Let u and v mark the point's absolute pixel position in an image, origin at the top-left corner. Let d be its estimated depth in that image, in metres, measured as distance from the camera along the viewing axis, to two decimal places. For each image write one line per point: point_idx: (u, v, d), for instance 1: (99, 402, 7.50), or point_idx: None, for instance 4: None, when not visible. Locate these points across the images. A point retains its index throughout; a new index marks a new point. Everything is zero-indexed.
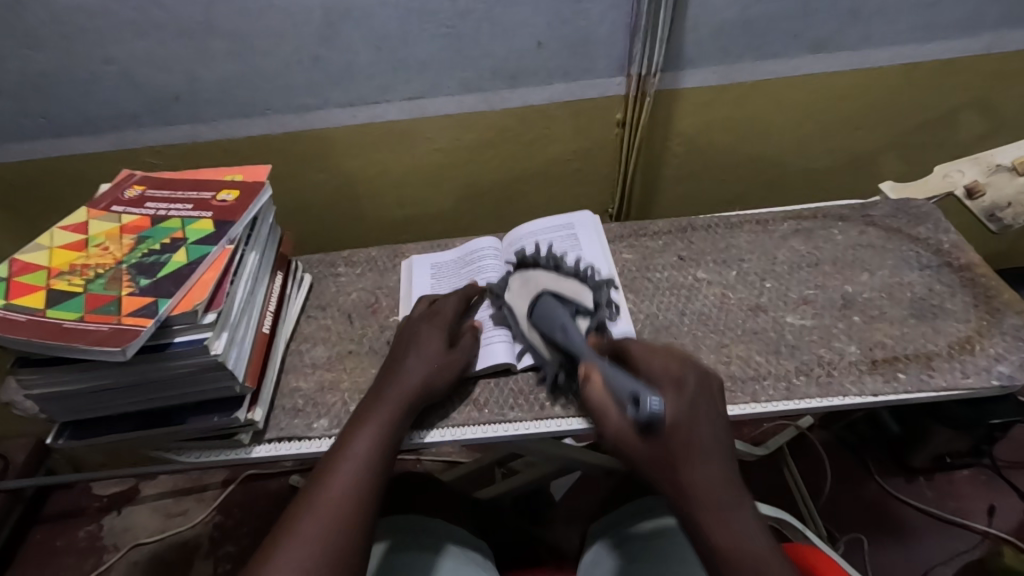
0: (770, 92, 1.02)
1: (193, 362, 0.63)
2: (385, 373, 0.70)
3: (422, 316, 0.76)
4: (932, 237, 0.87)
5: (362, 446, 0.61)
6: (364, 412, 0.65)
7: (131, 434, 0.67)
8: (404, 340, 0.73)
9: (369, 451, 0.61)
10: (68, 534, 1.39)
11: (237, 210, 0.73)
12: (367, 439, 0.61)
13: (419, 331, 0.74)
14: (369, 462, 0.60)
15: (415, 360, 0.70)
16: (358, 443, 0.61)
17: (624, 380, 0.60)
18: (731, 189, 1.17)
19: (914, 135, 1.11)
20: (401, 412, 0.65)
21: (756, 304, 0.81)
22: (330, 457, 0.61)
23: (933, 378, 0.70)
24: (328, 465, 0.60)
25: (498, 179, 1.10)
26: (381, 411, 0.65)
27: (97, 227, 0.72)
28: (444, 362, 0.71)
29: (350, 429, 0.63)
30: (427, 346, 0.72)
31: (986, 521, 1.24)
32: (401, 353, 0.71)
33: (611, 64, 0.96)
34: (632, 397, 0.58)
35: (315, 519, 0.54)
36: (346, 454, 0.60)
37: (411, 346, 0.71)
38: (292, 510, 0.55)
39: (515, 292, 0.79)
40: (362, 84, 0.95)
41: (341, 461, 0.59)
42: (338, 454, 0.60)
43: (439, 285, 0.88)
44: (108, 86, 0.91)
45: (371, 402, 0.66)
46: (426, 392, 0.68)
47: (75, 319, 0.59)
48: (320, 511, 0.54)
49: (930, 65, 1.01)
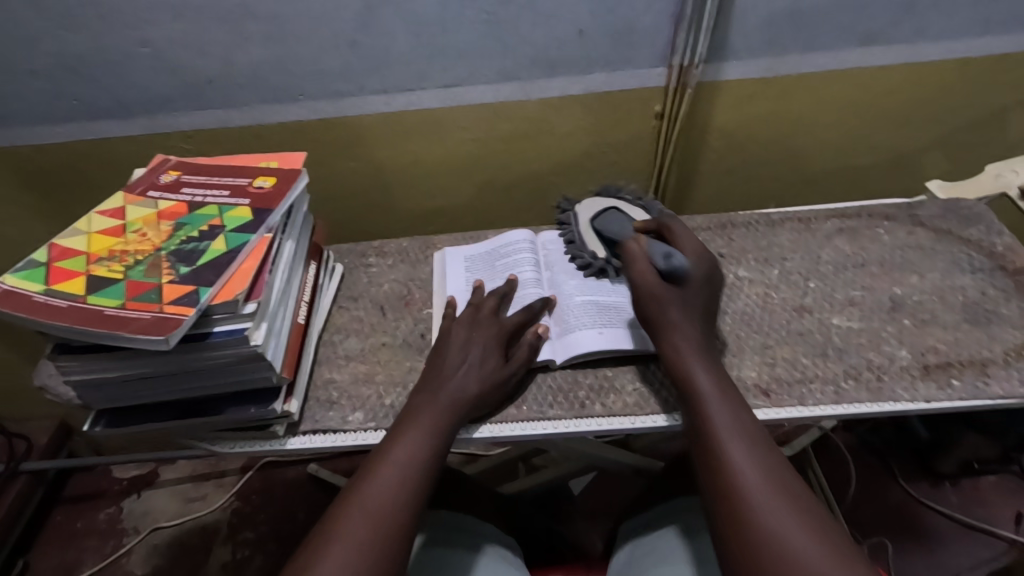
0: (816, 86, 0.99)
1: (232, 352, 0.62)
2: (434, 374, 0.69)
3: (475, 319, 0.74)
4: (984, 239, 0.84)
5: (406, 454, 0.61)
6: (411, 414, 0.65)
7: (167, 423, 0.66)
8: (450, 343, 0.71)
9: (417, 457, 0.61)
10: (89, 516, 1.39)
11: (275, 197, 0.71)
12: (413, 449, 0.61)
13: (469, 336, 0.72)
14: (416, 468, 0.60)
15: (466, 367, 0.69)
16: (406, 447, 0.61)
17: (659, 244, 0.68)
18: (768, 185, 1.14)
19: (962, 133, 1.08)
20: (449, 420, 0.65)
21: (801, 304, 0.79)
22: (373, 462, 0.61)
23: (989, 385, 0.68)
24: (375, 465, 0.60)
25: (531, 171, 1.08)
26: (429, 416, 0.64)
27: (134, 213, 0.71)
28: (495, 372, 0.69)
29: (397, 430, 0.64)
30: (479, 352, 0.70)
31: (1014, 529, 1.20)
32: (452, 357, 0.70)
33: (654, 53, 0.93)
34: (665, 252, 0.67)
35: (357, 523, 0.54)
36: (393, 456, 0.60)
37: (461, 351, 0.70)
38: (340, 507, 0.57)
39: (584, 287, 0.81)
40: (398, 71, 0.93)
41: (388, 464, 0.60)
42: (387, 453, 0.61)
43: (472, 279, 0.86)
44: (142, 68, 0.90)
45: (419, 405, 0.66)
46: (476, 401, 0.67)
47: (115, 307, 0.58)
48: (363, 513, 0.55)
49: (985, 60, 0.98)
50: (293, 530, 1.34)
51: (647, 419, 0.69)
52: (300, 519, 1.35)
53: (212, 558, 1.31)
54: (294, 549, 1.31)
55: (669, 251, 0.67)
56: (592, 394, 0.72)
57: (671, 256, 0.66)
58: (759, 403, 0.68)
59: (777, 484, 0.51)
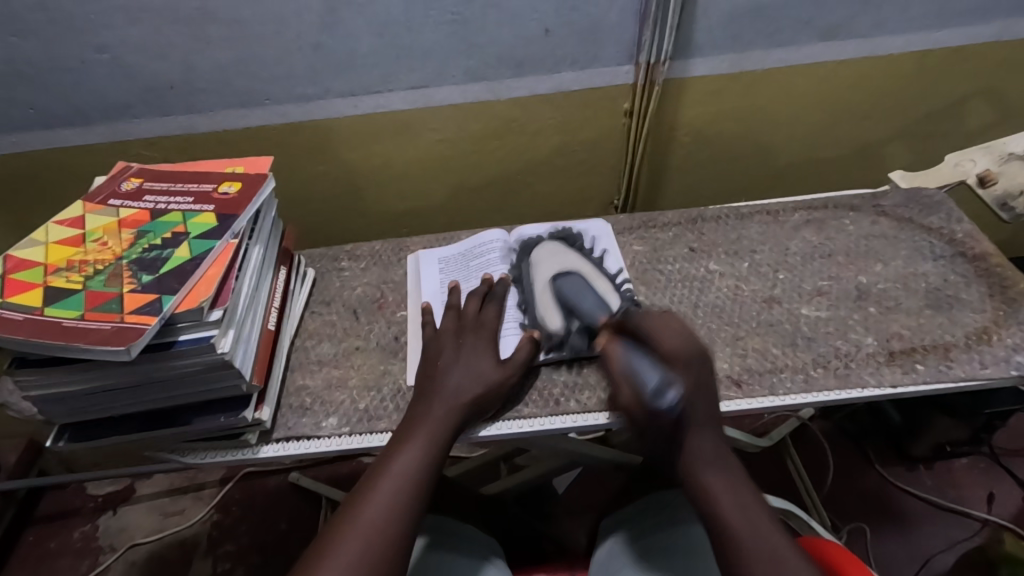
0: (780, 80, 1.01)
1: (198, 361, 0.60)
2: (429, 381, 0.69)
3: (464, 324, 0.75)
4: (945, 226, 0.86)
5: (404, 465, 0.61)
6: (410, 425, 0.65)
7: (134, 435, 0.65)
8: (444, 350, 0.71)
9: (414, 468, 0.60)
10: (62, 535, 1.36)
11: (240, 203, 0.70)
12: (410, 459, 0.61)
13: (460, 342, 0.72)
14: (414, 480, 0.60)
15: (461, 372, 0.69)
16: (404, 458, 0.61)
17: (645, 369, 0.66)
18: (738, 179, 1.15)
19: (922, 124, 1.11)
20: (446, 426, 0.64)
21: (770, 295, 0.80)
22: (371, 474, 0.61)
23: (952, 369, 0.69)
24: (371, 482, 0.60)
25: (503, 171, 1.08)
26: (428, 424, 0.64)
27: (93, 222, 0.69)
28: (491, 375, 0.69)
29: (396, 443, 0.63)
30: (473, 356, 0.70)
31: (986, 508, 1.24)
32: (446, 363, 0.70)
33: (620, 51, 0.94)
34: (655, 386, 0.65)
35: (356, 540, 0.54)
36: (391, 470, 0.60)
37: (454, 357, 0.70)
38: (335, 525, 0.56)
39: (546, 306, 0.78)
40: (365, 73, 0.92)
41: (385, 478, 0.59)
42: (384, 468, 0.61)
43: (446, 280, 0.86)
44: (101, 74, 0.88)
45: (418, 415, 0.66)
46: (475, 404, 0.67)
47: (74, 319, 0.57)
48: (363, 533, 0.55)
49: (941, 52, 1.00)
50: (275, 541, 1.32)
51: (621, 414, 0.69)
52: (281, 529, 1.34)
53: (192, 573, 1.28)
54: (275, 559, 1.29)
55: (659, 382, 0.65)
56: (567, 390, 0.72)
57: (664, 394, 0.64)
58: (731, 394, 0.69)
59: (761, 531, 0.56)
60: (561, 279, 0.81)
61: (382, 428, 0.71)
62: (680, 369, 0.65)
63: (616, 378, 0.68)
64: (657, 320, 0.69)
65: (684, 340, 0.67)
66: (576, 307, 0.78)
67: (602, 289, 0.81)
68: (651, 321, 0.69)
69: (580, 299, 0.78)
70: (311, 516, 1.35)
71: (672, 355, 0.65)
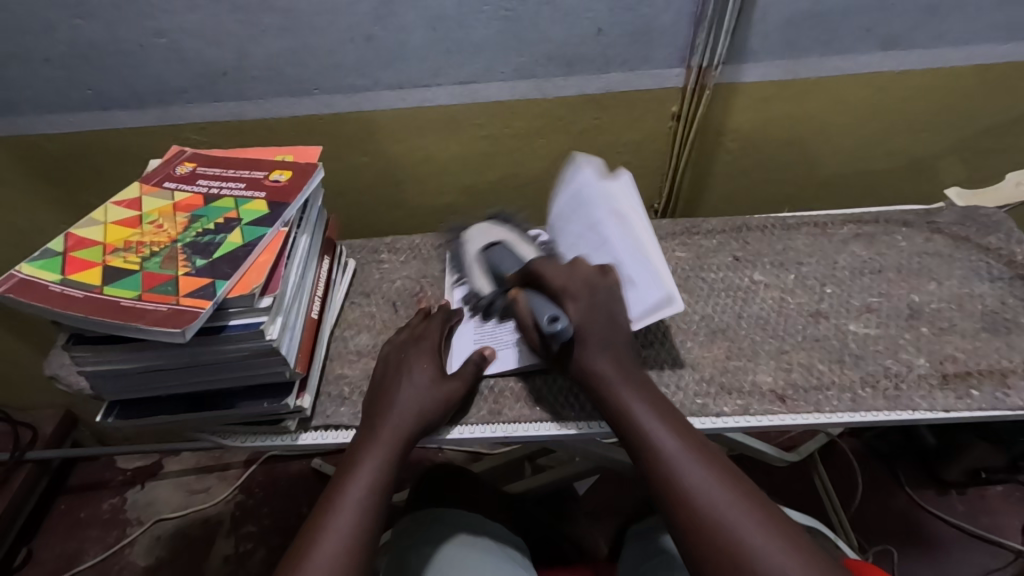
0: (834, 89, 0.98)
1: (247, 347, 0.61)
2: (379, 400, 0.67)
3: (407, 341, 0.73)
4: (1003, 247, 0.83)
5: (355, 492, 0.59)
6: (357, 449, 0.63)
7: (179, 415, 0.66)
8: (392, 365, 0.70)
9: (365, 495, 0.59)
10: (92, 506, 1.39)
11: (291, 191, 0.71)
12: (360, 485, 0.59)
13: (405, 356, 0.71)
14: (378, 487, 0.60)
15: (408, 385, 0.67)
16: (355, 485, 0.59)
17: (542, 306, 0.64)
18: (782, 188, 1.13)
19: (980, 139, 1.07)
20: (398, 439, 0.64)
21: (817, 309, 0.78)
22: (323, 503, 0.59)
23: (1009, 397, 0.67)
24: (334, 492, 0.59)
25: (544, 170, 1.07)
26: (376, 447, 0.63)
27: (150, 204, 0.71)
28: (438, 384, 0.68)
29: (345, 469, 0.62)
30: (411, 369, 0.69)
31: (1022, 539, 1.20)
32: (391, 378, 0.69)
33: (672, 53, 0.93)
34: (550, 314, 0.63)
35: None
36: (355, 477, 0.60)
37: (399, 372, 0.69)
38: (304, 537, 0.56)
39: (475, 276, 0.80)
40: (414, 66, 0.92)
41: (336, 508, 0.58)
42: (346, 478, 0.60)
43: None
44: (157, 59, 0.89)
45: (365, 438, 0.64)
46: (424, 416, 0.66)
47: (132, 299, 0.58)
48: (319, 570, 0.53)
49: (1006, 66, 0.97)
50: (296, 524, 1.33)
51: None
52: (303, 512, 1.35)
53: (214, 550, 1.31)
54: None
55: (556, 315, 0.63)
56: None
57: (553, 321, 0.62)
58: (775, 408, 0.68)
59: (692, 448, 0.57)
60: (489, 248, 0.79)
61: None
62: (572, 301, 0.64)
63: (523, 322, 0.68)
64: (553, 262, 0.68)
65: (571, 270, 0.66)
66: (499, 273, 0.76)
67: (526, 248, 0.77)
68: (544, 265, 0.67)
69: (501, 265, 0.76)
70: None
71: (563, 295, 0.65)
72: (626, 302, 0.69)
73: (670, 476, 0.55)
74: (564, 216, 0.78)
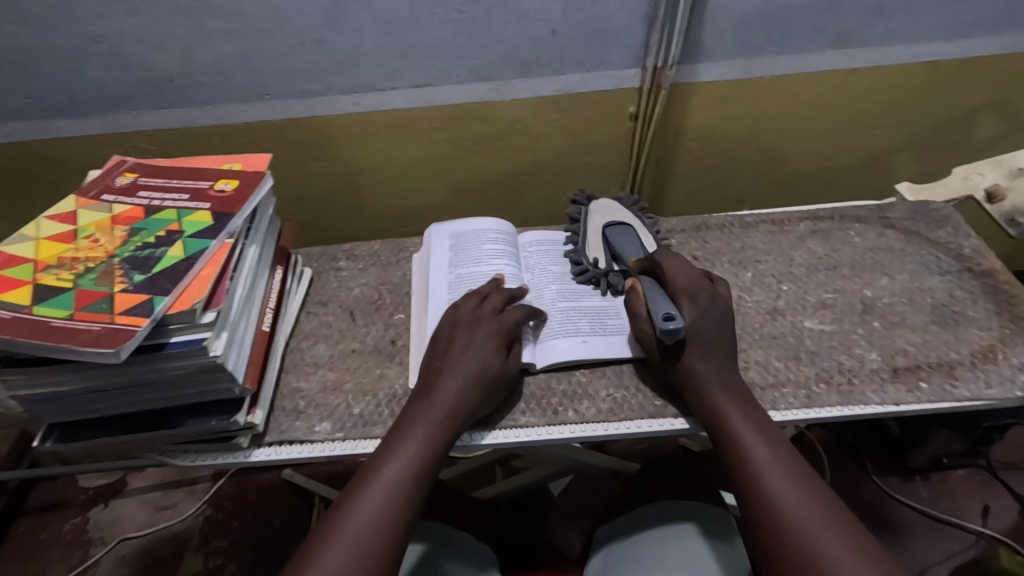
0: (787, 88, 0.99)
1: (190, 364, 0.59)
2: (432, 376, 0.66)
3: (474, 317, 0.70)
4: (952, 241, 0.85)
5: (396, 469, 0.58)
6: (406, 421, 0.62)
7: (123, 437, 0.63)
8: (453, 341, 0.68)
9: (407, 472, 0.58)
10: (52, 527, 1.34)
11: (238, 201, 0.69)
12: (403, 463, 0.58)
13: (470, 335, 0.68)
14: (406, 486, 0.57)
15: (465, 364, 0.65)
16: (397, 463, 0.58)
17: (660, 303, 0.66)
18: (743, 185, 1.14)
19: (932, 134, 1.09)
20: (451, 422, 0.62)
21: (773, 307, 0.79)
22: (366, 471, 0.58)
23: (957, 388, 0.68)
24: (377, 466, 0.59)
25: (505, 171, 1.06)
26: (425, 424, 0.61)
27: (86, 217, 0.68)
28: (496, 373, 0.66)
29: (392, 442, 0.61)
30: (478, 356, 0.66)
31: (981, 521, 1.23)
32: (445, 362, 0.66)
33: (628, 54, 0.93)
34: (665, 312, 0.64)
35: (344, 544, 0.53)
36: (381, 473, 0.58)
37: (459, 353, 0.66)
38: (343, 501, 0.57)
39: (591, 244, 0.85)
40: (367, 70, 0.90)
41: (376, 481, 0.57)
42: (373, 472, 0.58)
43: (457, 259, 0.84)
44: (97, 64, 0.86)
45: (417, 411, 0.63)
46: (479, 405, 0.64)
47: (63, 318, 0.55)
48: (346, 540, 0.53)
49: (952, 63, 0.99)
50: (267, 537, 1.31)
51: (620, 425, 0.68)
52: (273, 525, 1.33)
53: (182, 567, 1.27)
54: (267, 558, 1.27)
55: (670, 312, 0.64)
56: (566, 400, 0.70)
57: (668, 320, 0.63)
58: None
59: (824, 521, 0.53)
60: (612, 227, 0.86)
61: (378, 434, 0.69)
62: (687, 300, 0.67)
63: (637, 315, 0.71)
64: (674, 259, 0.73)
65: (687, 273, 0.70)
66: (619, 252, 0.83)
67: (647, 241, 0.84)
68: (670, 262, 0.72)
69: (628, 246, 0.83)
70: (304, 514, 1.34)
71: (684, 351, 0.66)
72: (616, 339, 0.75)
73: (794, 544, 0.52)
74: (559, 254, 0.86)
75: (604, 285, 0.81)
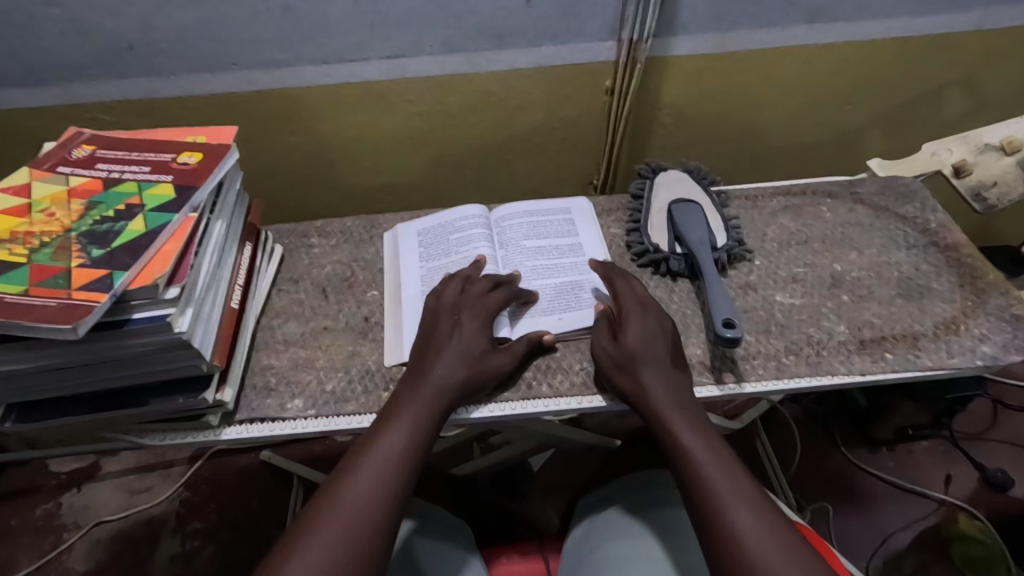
0: (761, 63, 0.99)
1: (153, 341, 0.57)
2: (422, 359, 0.65)
3: (460, 297, 0.70)
4: (919, 216, 0.87)
5: (388, 446, 0.57)
6: (397, 402, 0.62)
7: (87, 416, 0.62)
8: (439, 325, 0.67)
9: (399, 450, 0.57)
10: (23, 512, 1.32)
11: (200, 174, 0.67)
12: (397, 440, 0.58)
13: (456, 318, 0.68)
14: (398, 463, 0.56)
15: (451, 352, 0.65)
16: (389, 439, 0.58)
17: (722, 308, 0.70)
18: (719, 161, 1.15)
19: (904, 111, 1.10)
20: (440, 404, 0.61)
21: (746, 282, 0.80)
22: (358, 450, 0.58)
23: (920, 358, 0.70)
24: (367, 445, 0.58)
25: (481, 146, 1.05)
26: (415, 404, 0.61)
27: (41, 191, 0.65)
28: (483, 353, 0.66)
29: (382, 422, 0.60)
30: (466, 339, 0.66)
31: (943, 489, 1.27)
32: (435, 344, 0.66)
33: (603, 26, 0.91)
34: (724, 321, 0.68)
35: (336, 519, 0.52)
36: (374, 450, 0.57)
37: (448, 334, 0.66)
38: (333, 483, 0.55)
39: (655, 228, 0.83)
40: (337, 41, 0.88)
41: (368, 458, 0.56)
42: (364, 450, 0.57)
43: (428, 253, 0.84)
44: (51, 31, 0.82)
45: (407, 391, 0.62)
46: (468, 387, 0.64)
47: (18, 294, 0.53)
48: (338, 517, 0.52)
49: (923, 40, 0.99)
50: (245, 518, 1.30)
51: (593, 399, 0.68)
52: (251, 506, 1.32)
53: (159, 550, 1.26)
54: (246, 538, 1.27)
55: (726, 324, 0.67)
56: (539, 374, 0.70)
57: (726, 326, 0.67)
58: (705, 379, 0.69)
59: (729, 479, 0.55)
60: (680, 205, 0.84)
61: (351, 410, 0.69)
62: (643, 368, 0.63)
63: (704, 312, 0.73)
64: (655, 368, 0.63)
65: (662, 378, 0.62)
66: (685, 232, 0.81)
67: (715, 222, 0.83)
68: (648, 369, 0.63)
69: (694, 225, 0.81)
70: (282, 495, 1.33)
71: (634, 384, 0.63)
72: (589, 314, 0.75)
73: (713, 506, 0.53)
74: (539, 226, 0.86)
75: (667, 267, 0.80)
